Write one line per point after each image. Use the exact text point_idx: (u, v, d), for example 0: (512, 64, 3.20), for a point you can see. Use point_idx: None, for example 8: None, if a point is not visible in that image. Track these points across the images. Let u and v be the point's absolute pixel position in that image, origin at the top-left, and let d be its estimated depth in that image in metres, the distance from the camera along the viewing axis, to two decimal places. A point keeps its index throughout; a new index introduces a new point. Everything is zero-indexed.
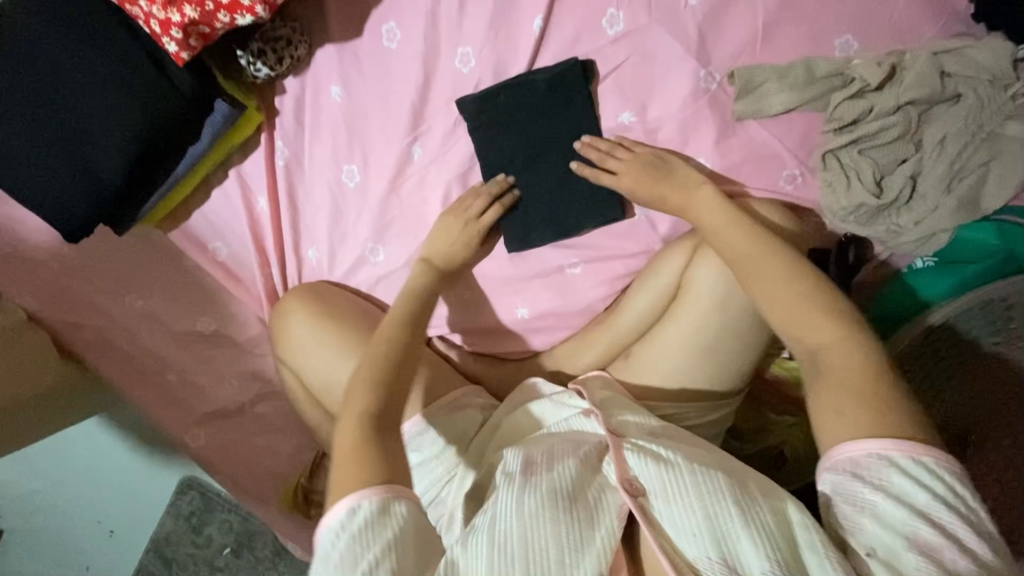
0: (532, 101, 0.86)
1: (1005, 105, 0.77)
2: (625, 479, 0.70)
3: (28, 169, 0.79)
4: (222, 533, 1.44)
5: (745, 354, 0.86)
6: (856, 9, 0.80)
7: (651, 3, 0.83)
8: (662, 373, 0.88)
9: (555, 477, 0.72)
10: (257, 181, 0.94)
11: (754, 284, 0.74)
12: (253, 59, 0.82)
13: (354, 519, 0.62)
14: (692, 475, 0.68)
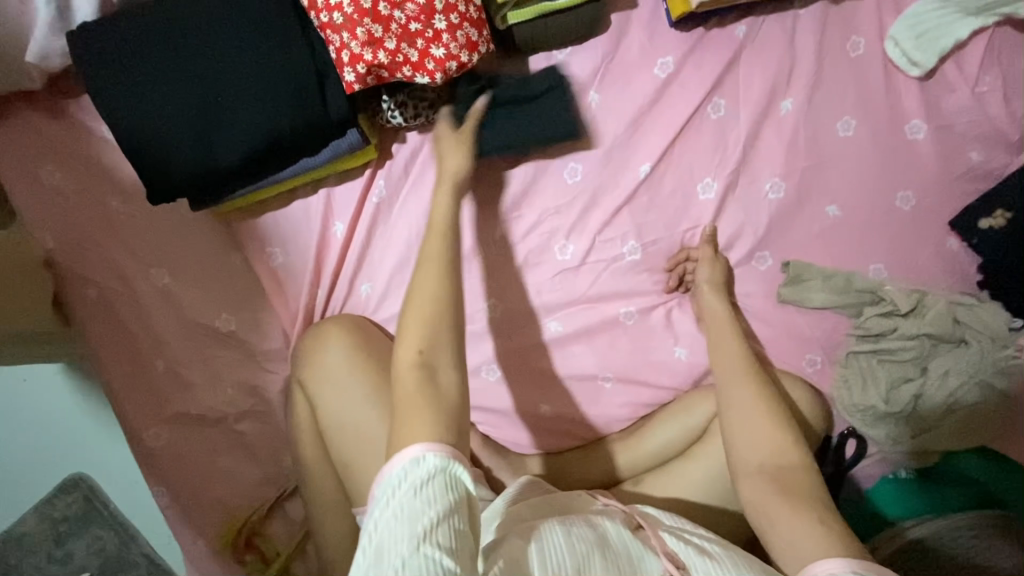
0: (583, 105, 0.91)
1: (998, 362, 0.92)
2: (666, 549, 0.71)
3: (147, 121, 0.79)
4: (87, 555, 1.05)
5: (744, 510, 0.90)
6: (892, 246, 0.97)
7: (740, 184, 0.97)
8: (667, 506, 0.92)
9: (601, 532, 0.72)
10: (342, 208, 0.97)
11: (733, 418, 0.83)
12: (394, 106, 0.89)
13: (417, 471, 0.63)
14: (733, 560, 0.70)
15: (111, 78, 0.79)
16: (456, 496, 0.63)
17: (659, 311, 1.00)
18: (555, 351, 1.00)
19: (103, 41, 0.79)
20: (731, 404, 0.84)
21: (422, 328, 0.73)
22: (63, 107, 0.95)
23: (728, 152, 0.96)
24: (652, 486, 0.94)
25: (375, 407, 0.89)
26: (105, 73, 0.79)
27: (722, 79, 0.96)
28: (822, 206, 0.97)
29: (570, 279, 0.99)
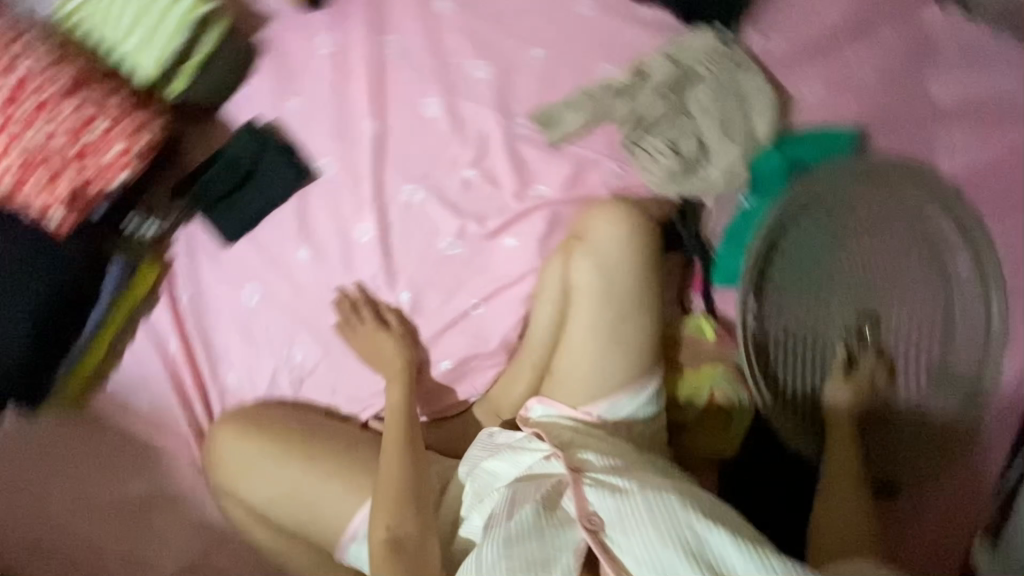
0: (284, 171, 1.02)
1: (733, 68, 1.01)
2: (584, 514, 0.79)
3: None
4: None
5: (642, 337, 0.93)
6: (601, 43, 1.05)
7: (455, 86, 1.05)
8: (585, 380, 0.93)
9: (513, 526, 0.79)
10: (167, 331, 1.02)
11: (582, 284, 0.93)
12: (139, 222, 0.98)
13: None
14: (645, 502, 0.77)
15: None
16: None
17: (473, 223, 1.05)
18: (419, 315, 1.05)
19: None
20: (578, 285, 0.93)
21: (390, 448, 0.91)
22: None
23: (427, 69, 1.04)
24: (561, 372, 0.94)
25: (289, 466, 0.94)
26: None
27: (380, 21, 1.04)
28: (529, 54, 1.05)
29: (386, 252, 1.04)
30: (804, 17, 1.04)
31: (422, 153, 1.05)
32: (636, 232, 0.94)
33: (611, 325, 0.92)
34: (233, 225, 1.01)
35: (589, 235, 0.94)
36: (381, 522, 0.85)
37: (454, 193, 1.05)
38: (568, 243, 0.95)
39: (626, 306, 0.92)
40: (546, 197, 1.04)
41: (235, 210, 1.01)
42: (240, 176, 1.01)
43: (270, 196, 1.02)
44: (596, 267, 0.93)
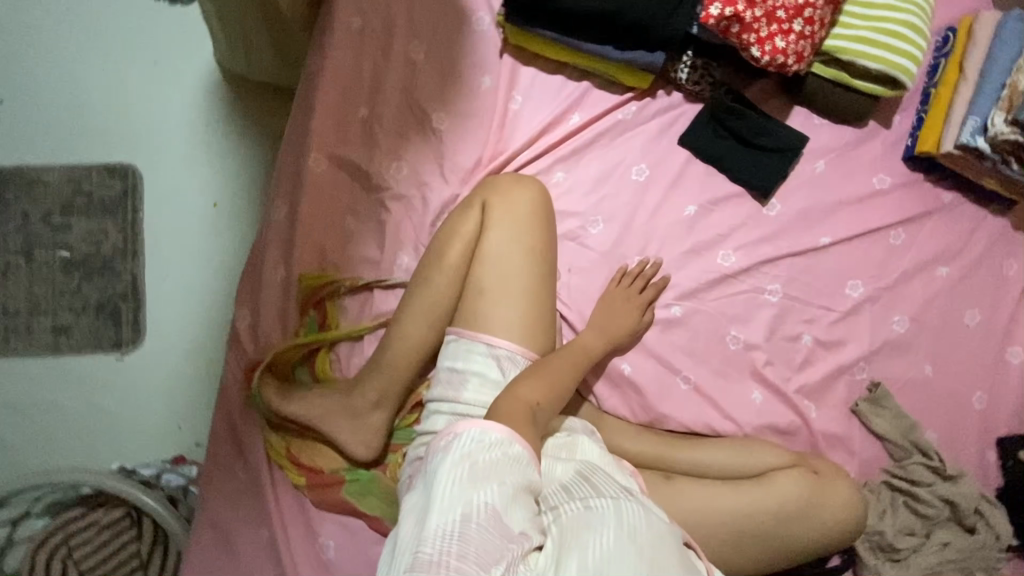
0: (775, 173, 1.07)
1: (985, 562, 1.04)
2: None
3: None
4: (82, 239, 1.34)
5: (757, 565, 0.93)
6: (952, 427, 1.11)
7: (876, 304, 1.11)
8: (689, 516, 0.92)
9: (651, 513, 0.71)
10: (590, 105, 1.07)
11: (781, 486, 0.93)
12: (688, 65, 1.04)
13: (608, 522, 0.67)
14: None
15: None
16: (628, 526, 0.67)
17: (763, 356, 1.08)
18: (664, 329, 1.08)
19: None
20: (781, 484, 0.94)
21: (578, 360, 0.94)
22: None
23: (882, 275, 1.12)
24: (682, 485, 0.95)
25: (526, 259, 0.94)
26: None
27: (912, 220, 1.12)
28: (921, 362, 1.12)
29: (713, 283, 1.09)
30: None
31: (810, 291, 1.10)
32: (849, 521, 0.96)
33: (762, 528, 0.92)
34: (707, 143, 1.07)
35: (827, 478, 0.96)
36: (535, 392, 0.82)
37: (784, 330, 1.09)
38: (793, 456, 1.00)
39: (784, 539, 0.93)
40: (808, 417, 1.07)
41: (723, 141, 1.07)
42: (759, 136, 1.07)
43: (747, 167, 1.07)
44: (808, 498, 0.94)
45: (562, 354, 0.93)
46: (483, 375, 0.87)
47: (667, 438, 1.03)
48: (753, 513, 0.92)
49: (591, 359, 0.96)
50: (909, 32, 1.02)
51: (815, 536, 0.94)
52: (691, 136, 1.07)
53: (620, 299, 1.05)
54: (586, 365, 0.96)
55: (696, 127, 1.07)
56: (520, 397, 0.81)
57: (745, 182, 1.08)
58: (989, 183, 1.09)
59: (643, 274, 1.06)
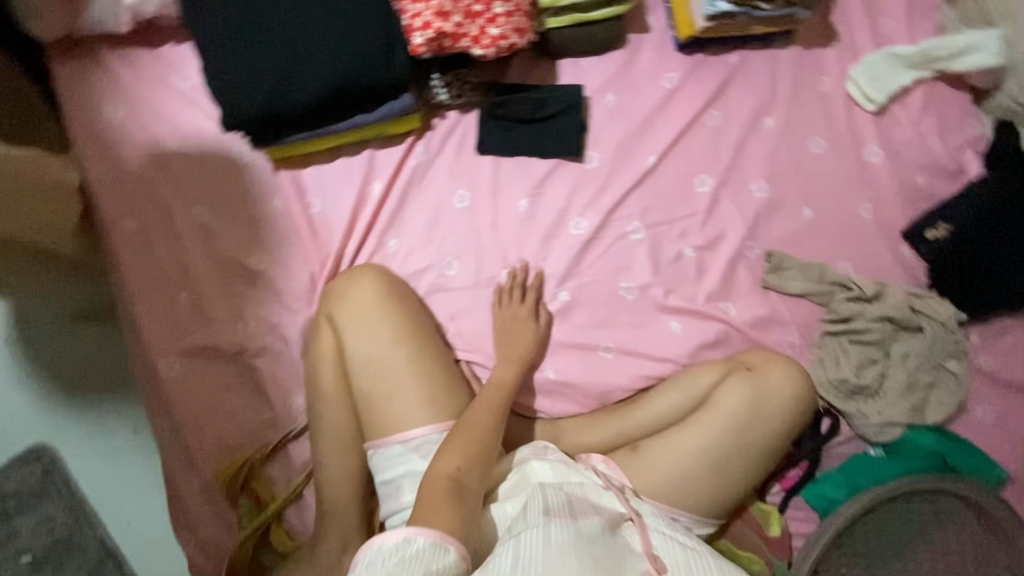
0: (573, 132, 1.09)
1: (946, 348, 1.06)
2: (650, 552, 0.81)
3: (232, 66, 0.92)
4: (33, 534, 1.17)
5: (747, 480, 0.96)
6: (858, 248, 1.13)
7: (731, 184, 1.13)
8: (666, 475, 0.94)
9: (580, 525, 0.80)
10: (382, 168, 1.07)
11: (724, 402, 0.96)
12: (442, 84, 1.03)
13: (532, 550, 0.73)
14: (716, 562, 0.82)
15: (206, 29, 0.92)
16: (552, 549, 0.74)
17: (660, 288, 1.09)
18: (563, 318, 1.09)
19: None
20: (723, 402, 0.96)
21: (490, 404, 0.93)
22: (147, 38, 1.06)
23: (721, 157, 1.13)
24: (649, 452, 0.96)
25: (396, 345, 0.94)
26: (201, 24, 0.92)
27: (718, 95, 1.14)
28: (798, 209, 1.14)
29: (582, 253, 1.10)
30: (1013, 357, 1.12)
31: (667, 208, 1.11)
32: (799, 397, 0.97)
33: (730, 447, 0.95)
34: (501, 141, 1.08)
35: (761, 370, 0.98)
36: (451, 461, 0.84)
37: (665, 255, 1.10)
38: (728, 365, 1.00)
39: (755, 447, 0.96)
40: (729, 316, 1.09)
41: (513, 132, 1.08)
42: (539, 111, 1.08)
43: (545, 141, 1.09)
44: (752, 399, 0.95)
45: (470, 411, 0.92)
46: (410, 472, 0.88)
47: (618, 412, 1.03)
48: (714, 439, 0.95)
49: (508, 394, 0.96)
50: None
51: (780, 428, 0.96)
52: (486, 143, 1.08)
53: (507, 318, 1.05)
54: (505, 401, 0.95)
55: (485, 132, 1.08)
56: (433, 474, 0.82)
57: (554, 154, 1.09)
58: (760, 28, 1.11)
59: (517, 284, 1.06)
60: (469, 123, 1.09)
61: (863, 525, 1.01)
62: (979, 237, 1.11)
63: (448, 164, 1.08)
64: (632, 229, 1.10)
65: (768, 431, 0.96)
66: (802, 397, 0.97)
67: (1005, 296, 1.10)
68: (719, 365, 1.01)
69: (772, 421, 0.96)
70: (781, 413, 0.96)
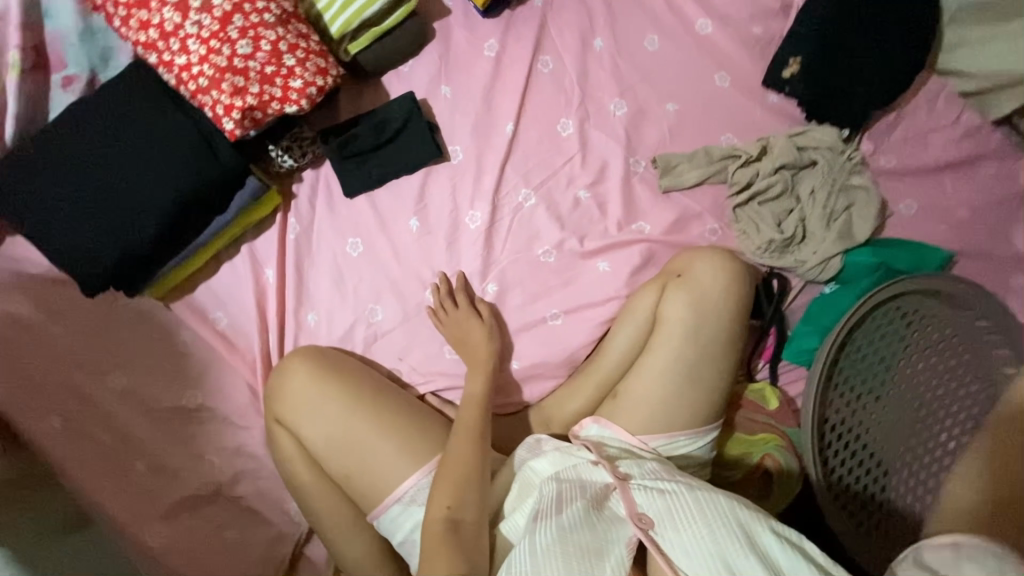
0: (423, 137, 1.07)
1: (845, 167, 1.08)
2: (633, 513, 0.83)
3: (72, 236, 0.90)
4: None
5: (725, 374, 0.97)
6: (728, 119, 1.16)
7: (591, 116, 1.14)
8: (652, 407, 0.96)
9: (563, 517, 0.83)
10: (267, 255, 1.05)
11: (669, 317, 0.96)
12: (281, 152, 1.01)
13: (515, 560, 0.81)
14: (694, 499, 0.83)
15: (31, 215, 0.90)
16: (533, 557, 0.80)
17: (574, 239, 1.11)
18: (501, 308, 1.09)
19: (14, 180, 0.90)
20: (670, 318, 0.96)
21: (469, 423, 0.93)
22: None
23: (570, 96, 1.14)
24: (630, 393, 0.97)
25: (353, 412, 0.93)
26: (23, 212, 0.90)
27: (541, 40, 1.14)
28: (661, 108, 1.15)
29: (489, 242, 1.10)
30: (908, 146, 1.17)
31: (545, 166, 1.13)
32: (733, 278, 0.97)
33: (694, 353, 0.96)
34: (362, 177, 1.06)
35: (690, 273, 0.97)
36: (442, 501, 0.84)
37: (564, 206, 1.12)
38: (661, 282, 1.00)
39: (717, 342, 0.96)
40: (646, 234, 1.11)
41: (368, 162, 1.06)
42: (380, 133, 1.05)
43: (401, 159, 1.07)
44: (695, 304, 0.96)
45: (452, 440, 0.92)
46: (417, 523, 0.89)
47: (587, 368, 1.03)
48: (676, 355, 0.95)
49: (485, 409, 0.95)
50: None
51: (730, 311, 0.96)
52: (348, 184, 1.06)
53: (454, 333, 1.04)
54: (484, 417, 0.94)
55: (343, 176, 1.06)
56: (428, 524, 0.83)
57: (417, 165, 1.08)
58: None
59: (444, 294, 1.06)
60: (326, 174, 1.07)
61: (846, 356, 1.06)
62: (838, 54, 1.12)
63: (325, 222, 1.07)
64: (523, 199, 1.12)
65: (720, 320, 0.96)
66: (744, 284, 0.97)
67: (875, 95, 1.13)
68: (652, 287, 1.00)
69: (721, 311, 0.96)
70: (724, 298, 0.96)
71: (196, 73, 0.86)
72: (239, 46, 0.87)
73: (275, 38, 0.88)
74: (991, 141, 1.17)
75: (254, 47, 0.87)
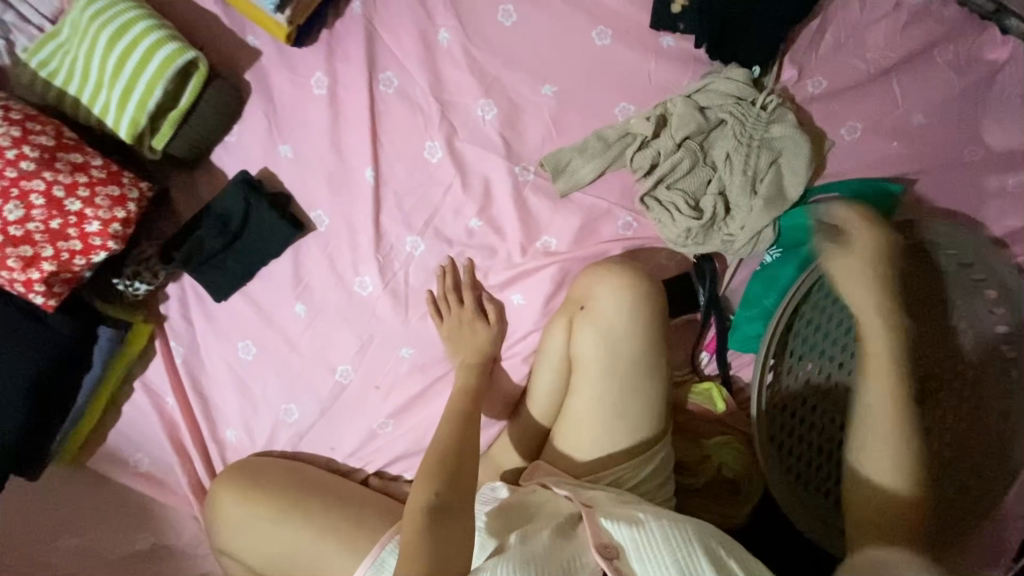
0: (274, 219, 0.94)
1: (760, 117, 0.91)
2: (599, 541, 0.79)
3: None
4: None
5: (657, 393, 0.91)
6: (621, 82, 0.95)
7: (458, 128, 0.96)
8: (588, 447, 0.92)
9: (528, 550, 0.79)
10: (163, 385, 0.99)
11: (580, 352, 0.90)
12: (129, 282, 0.92)
13: None
14: (660, 530, 0.78)
15: None
16: None
17: (477, 276, 0.99)
18: (420, 370, 1.01)
19: None
20: (582, 353, 0.90)
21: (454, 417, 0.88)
22: None
23: (428, 112, 0.96)
24: (562, 438, 0.93)
25: (291, 528, 0.91)
26: None
27: (375, 55, 0.95)
28: (538, 94, 0.96)
29: (389, 306, 1.00)
30: (842, 57, 0.95)
31: (424, 203, 0.98)
32: (632, 294, 0.89)
33: (613, 384, 0.89)
34: (226, 279, 0.96)
35: (590, 302, 0.90)
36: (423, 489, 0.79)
37: (456, 243, 0.99)
38: (566, 313, 0.92)
39: (636, 364, 0.89)
40: (553, 251, 0.98)
41: (227, 263, 0.95)
42: (226, 230, 0.93)
43: (261, 248, 0.96)
44: (598, 335, 0.89)
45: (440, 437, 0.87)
46: None
47: (521, 414, 0.98)
48: (597, 393, 0.90)
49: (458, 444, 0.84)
50: (128, 36, 0.83)
51: (638, 330, 0.89)
52: (216, 291, 0.97)
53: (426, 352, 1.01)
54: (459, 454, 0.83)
55: (206, 284, 0.96)
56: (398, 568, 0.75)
57: (281, 249, 0.97)
58: None
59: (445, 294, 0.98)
60: (190, 285, 0.97)
61: (796, 331, 0.92)
62: None
63: (207, 333, 0.99)
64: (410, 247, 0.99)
65: (630, 342, 0.89)
66: (650, 299, 0.89)
67: (791, 8, 0.90)
68: (559, 323, 0.92)
69: (629, 333, 0.89)
70: (628, 319, 0.89)
71: None
72: (10, 211, 0.75)
73: (43, 187, 0.76)
74: (945, 19, 0.95)
75: (25, 207, 0.76)
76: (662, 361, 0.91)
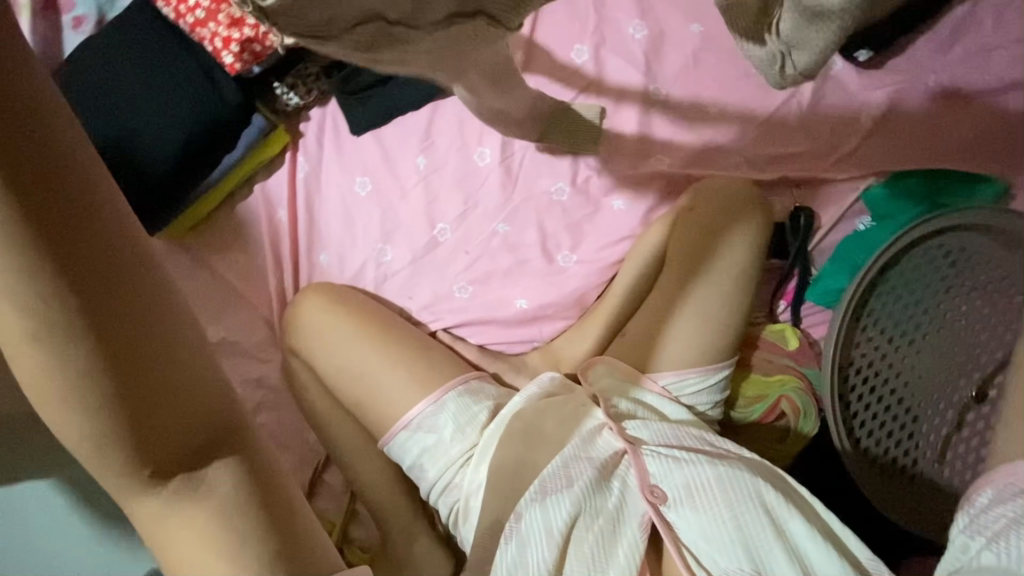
0: None
1: None
2: (646, 486, 0.84)
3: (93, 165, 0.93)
4: None
5: (738, 309, 0.98)
6: None
7: (608, 39, 1.06)
8: (662, 343, 0.98)
9: (577, 490, 0.82)
10: (280, 195, 1.06)
11: (676, 253, 0.99)
12: (287, 89, 1.02)
13: (524, 524, 0.80)
14: (718, 479, 0.82)
15: None
16: (555, 525, 0.79)
17: (588, 174, 1.06)
18: (511, 246, 1.06)
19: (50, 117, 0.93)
20: (677, 254, 0.98)
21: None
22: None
23: (586, 19, 1.06)
24: (638, 332, 1.00)
25: (366, 347, 0.97)
26: None
27: None
28: (686, 29, 1.06)
29: (502, 181, 1.07)
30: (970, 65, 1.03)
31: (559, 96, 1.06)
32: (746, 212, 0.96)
33: (698, 286, 0.97)
34: (370, 113, 1.05)
35: (701, 208, 0.98)
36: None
37: None
38: (669, 220, 0.99)
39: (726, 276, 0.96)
40: (663, 168, 1.05)
41: (377, 100, 1.04)
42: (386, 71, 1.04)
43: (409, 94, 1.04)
44: (701, 238, 0.97)
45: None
46: (425, 449, 0.91)
47: (596, 309, 1.03)
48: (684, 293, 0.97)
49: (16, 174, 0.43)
50: None
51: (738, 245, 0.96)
52: (356, 122, 1.05)
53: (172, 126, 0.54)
54: (64, 225, 0.45)
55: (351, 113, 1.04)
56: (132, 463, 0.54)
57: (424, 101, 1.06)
58: None
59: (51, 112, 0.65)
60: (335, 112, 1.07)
61: (879, 293, 0.98)
62: None
63: (333, 159, 1.07)
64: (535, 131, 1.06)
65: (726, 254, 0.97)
66: (756, 223, 0.96)
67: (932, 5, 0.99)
68: (660, 227, 1.00)
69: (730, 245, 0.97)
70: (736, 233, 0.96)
71: (193, 5, 0.90)
72: None
73: None
74: None
75: None
76: (752, 281, 0.98)
